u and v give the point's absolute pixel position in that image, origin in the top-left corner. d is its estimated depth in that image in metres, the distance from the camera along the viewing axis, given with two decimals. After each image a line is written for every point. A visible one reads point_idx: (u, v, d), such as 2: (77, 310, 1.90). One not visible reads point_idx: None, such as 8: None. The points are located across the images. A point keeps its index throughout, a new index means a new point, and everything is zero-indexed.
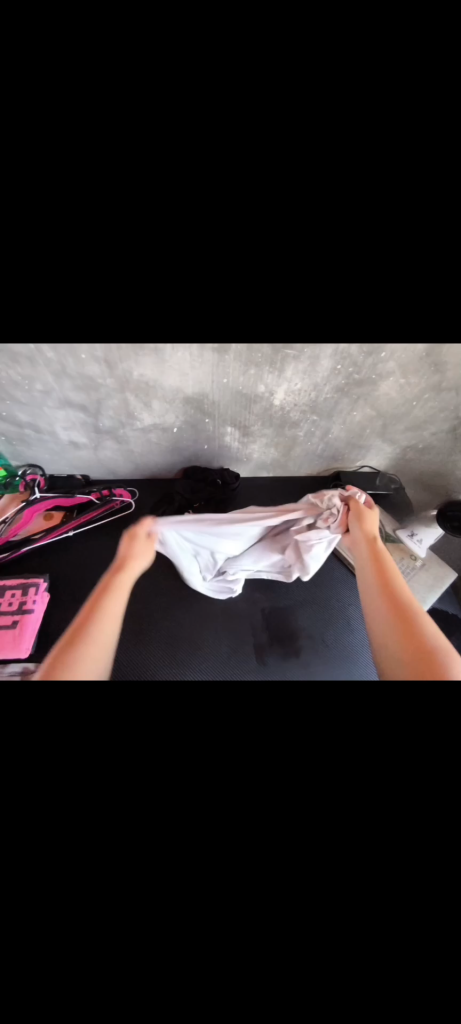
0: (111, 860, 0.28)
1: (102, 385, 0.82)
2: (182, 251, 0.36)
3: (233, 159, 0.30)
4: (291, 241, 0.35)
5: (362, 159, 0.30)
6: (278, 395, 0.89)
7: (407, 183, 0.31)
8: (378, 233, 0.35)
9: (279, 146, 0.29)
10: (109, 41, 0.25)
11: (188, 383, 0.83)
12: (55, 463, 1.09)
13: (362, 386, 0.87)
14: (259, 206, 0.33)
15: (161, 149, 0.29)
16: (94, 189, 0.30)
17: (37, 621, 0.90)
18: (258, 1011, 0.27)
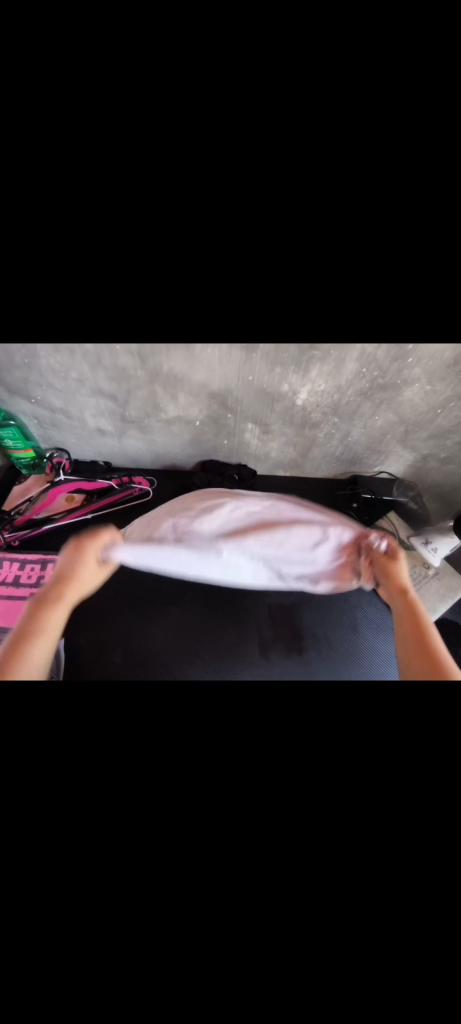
0: (142, 840, 0.38)
1: (133, 377, 0.85)
2: (221, 240, 0.38)
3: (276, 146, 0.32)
4: (326, 232, 0.37)
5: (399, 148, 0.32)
6: (301, 395, 0.91)
7: (429, 186, 0.34)
8: (410, 226, 0.36)
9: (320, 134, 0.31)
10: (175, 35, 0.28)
11: (214, 379, 0.86)
12: (81, 448, 1.15)
13: (386, 390, 0.87)
14: (299, 211, 0.36)
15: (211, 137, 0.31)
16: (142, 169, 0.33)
17: None
18: (242, 905, 0.36)
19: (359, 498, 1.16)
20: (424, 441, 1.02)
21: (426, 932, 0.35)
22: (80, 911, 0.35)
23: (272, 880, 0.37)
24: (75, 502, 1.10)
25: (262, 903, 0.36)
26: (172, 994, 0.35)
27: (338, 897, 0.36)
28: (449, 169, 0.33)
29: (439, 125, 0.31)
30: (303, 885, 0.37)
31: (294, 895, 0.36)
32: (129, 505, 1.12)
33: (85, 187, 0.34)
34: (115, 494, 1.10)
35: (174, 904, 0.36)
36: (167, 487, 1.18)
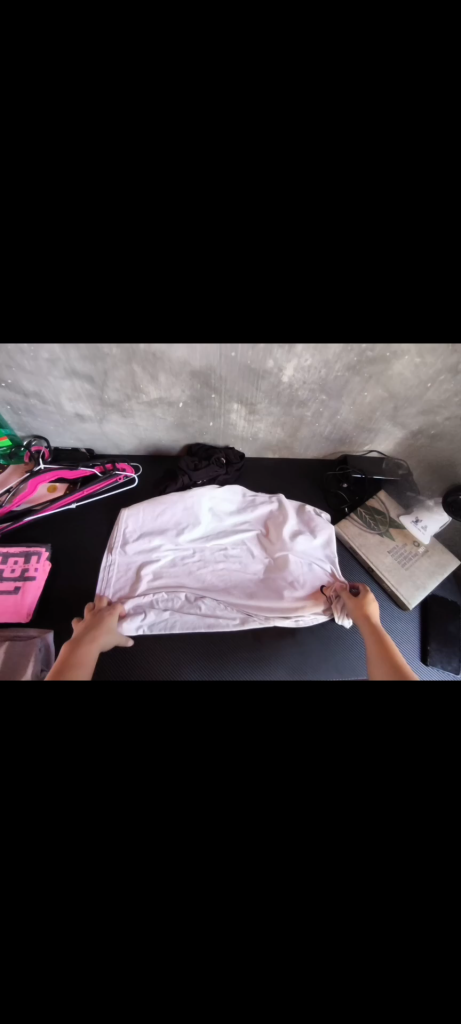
0: (134, 843, 0.39)
1: (108, 356, 0.80)
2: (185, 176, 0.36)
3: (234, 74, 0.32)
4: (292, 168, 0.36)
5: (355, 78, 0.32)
6: (287, 372, 0.87)
7: (387, 128, 0.34)
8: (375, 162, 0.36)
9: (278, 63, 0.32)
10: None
11: (195, 356, 0.81)
12: (60, 435, 1.10)
13: (375, 364, 0.84)
14: (264, 184, 0.37)
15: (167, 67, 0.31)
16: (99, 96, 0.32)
17: (38, 590, 0.90)
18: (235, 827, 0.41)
19: (349, 478, 1.15)
20: (414, 417, 1.00)
21: (403, 870, 0.38)
22: (85, 853, 0.38)
23: (258, 836, 0.41)
24: (58, 490, 1.06)
25: (251, 855, 0.40)
26: (171, 951, 0.36)
27: (316, 841, 0.40)
28: (407, 114, 0.34)
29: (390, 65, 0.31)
30: (288, 830, 0.40)
31: (281, 845, 0.40)
32: (114, 492, 1.09)
33: (76, 170, 0.36)
34: (99, 482, 1.06)
35: (171, 859, 0.39)
36: (153, 474, 1.14)
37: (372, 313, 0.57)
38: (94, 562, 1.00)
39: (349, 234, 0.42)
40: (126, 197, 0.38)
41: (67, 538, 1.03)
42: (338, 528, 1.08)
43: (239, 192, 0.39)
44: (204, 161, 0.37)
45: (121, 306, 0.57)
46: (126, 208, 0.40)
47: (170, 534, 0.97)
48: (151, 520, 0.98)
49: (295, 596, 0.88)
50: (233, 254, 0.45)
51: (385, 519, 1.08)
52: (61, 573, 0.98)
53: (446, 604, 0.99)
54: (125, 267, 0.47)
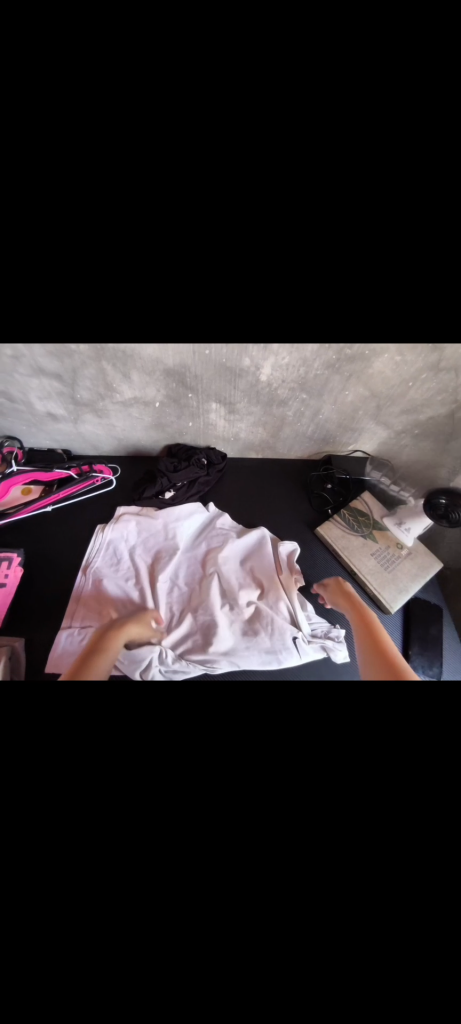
0: (66, 915, 0.31)
1: (76, 352, 0.76)
2: (125, 167, 0.35)
3: (166, 74, 0.31)
4: (237, 167, 0.35)
5: (287, 86, 0.32)
6: (265, 369, 0.84)
7: (327, 146, 0.34)
8: (318, 166, 0.35)
9: (209, 63, 0.31)
10: (93, 31, 0.29)
11: (167, 353, 0.77)
12: (33, 435, 1.05)
13: (353, 362, 0.82)
14: (208, 178, 0.35)
15: (94, 58, 0.30)
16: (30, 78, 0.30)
17: (9, 595, 0.87)
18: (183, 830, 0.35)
19: (334, 479, 1.15)
20: (397, 416, 0.98)
21: (381, 865, 0.33)
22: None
23: (219, 773, 0.38)
24: (33, 492, 1.03)
25: (207, 868, 0.34)
26: (110, 990, 0.30)
27: (277, 764, 0.38)
28: (352, 112, 0.32)
29: (327, 76, 0.31)
30: (259, 766, 0.38)
31: (235, 816, 0.36)
32: (92, 494, 1.06)
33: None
34: (75, 484, 1.03)
35: (112, 879, 0.32)
36: (132, 475, 1.11)
37: (344, 313, 0.53)
38: (69, 567, 0.96)
39: (304, 246, 0.40)
40: (77, 215, 0.38)
41: (41, 541, 0.99)
42: (321, 530, 1.07)
43: (190, 187, 0.36)
44: (140, 147, 0.34)
45: (74, 310, 0.53)
46: (55, 201, 0.36)
47: (144, 558, 0.95)
48: (135, 536, 0.98)
49: (264, 649, 0.83)
50: (186, 245, 0.41)
51: (369, 521, 1.06)
52: (35, 579, 0.94)
53: (429, 608, 0.98)
54: (71, 261, 0.43)
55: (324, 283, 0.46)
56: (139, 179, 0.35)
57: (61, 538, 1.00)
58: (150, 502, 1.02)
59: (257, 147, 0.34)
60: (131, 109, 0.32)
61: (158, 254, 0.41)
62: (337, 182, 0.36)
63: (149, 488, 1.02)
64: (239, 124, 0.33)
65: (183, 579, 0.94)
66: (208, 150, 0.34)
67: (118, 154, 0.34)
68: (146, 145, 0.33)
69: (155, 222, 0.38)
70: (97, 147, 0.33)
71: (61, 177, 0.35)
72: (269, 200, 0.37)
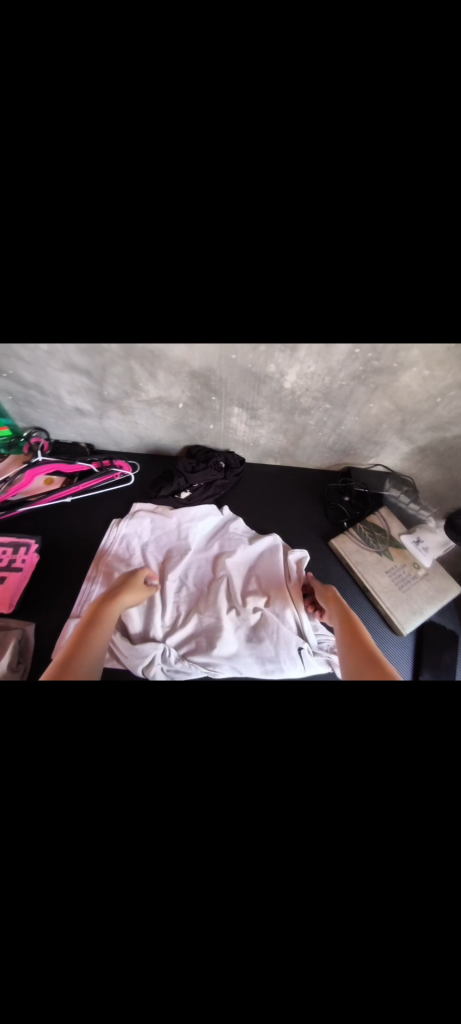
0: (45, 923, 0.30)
1: (107, 352, 0.78)
2: (168, 181, 0.36)
3: (212, 98, 0.32)
4: (276, 190, 0.36)
5: (333, 105, 0.32)
6: (289, 377, 0.84)
7: (366, 163, 0.34)
8: (358, 184, 0.35)
9: (255, 90, 0.32)
10: (143, 39, 0.29)
11: (194, 357, 0.79)
12: (60, 428, 1.09)
13: (381, 374, 0.80)
14: (247, 190, 0.36)
15: (145, 80, 0.31)
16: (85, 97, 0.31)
17: (24, 581, 0.89)
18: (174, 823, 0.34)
19: (351, 492, 1.13)
20: (422, 433, 0.96)
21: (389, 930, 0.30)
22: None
23: (214, 763, 0.37)
24: (55, 483, 1.06)
25: (192, 891, 0.32)
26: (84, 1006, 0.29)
27: (272, 759, 0.37)
28: (394, 127, 0.32)
29: (373, 95, 0.31)
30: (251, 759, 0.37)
31: (228, 812, 0.35)
32: (111, 488, 1.08)
33: (41, 187, 0.36)
34: (95, 478, 1.06)
35: (95, 883, 0.31)
36: (151, 473, 1.13)
37: (377, 315, 0.53)
38: (82, 558, 0.98)
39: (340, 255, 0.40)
40: (116, 231, 0.39)
41: (58, 531, 1.02)
42: (335, 543, 1.05)
43: (230, 203, 0.37)
44: (183, 155, 0.34)
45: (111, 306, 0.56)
46: (101, 211, 0.37)
47: (155, 557, 0.96)
48: (148, 535, 0.99)
49: (267, 659, 0.82)
50: (225, 255, 0.42)
51: (386, 538, 1.03)
52: (49, 568, 0.96)
53: (444, 634, 0.93)
54: (103, 262, 0.43)
55: (357, 288, 0.46)
56: (178, 185, 0.36)
57: (78, 530, 1.02)
58: (165, 501, 1.03)
59: (304, 150, 0.34)
60: (182, 123, 0.33)
61: (197, 265, 0.43)
62: (397, 190, 0.35)
63: (166, 487, 1.03)
64: (288, 127, 0.33)
65: (193, 580, 0.94)
66: (254, 158, 0.34)
67: (165, 157, 0.34)
68: (189, 165, 0.34)
69: (197, 230, 0.39)
70: (144, 157, 0.34)
71: (104, 193, 0.36)
72: (306, 209, 0.37)
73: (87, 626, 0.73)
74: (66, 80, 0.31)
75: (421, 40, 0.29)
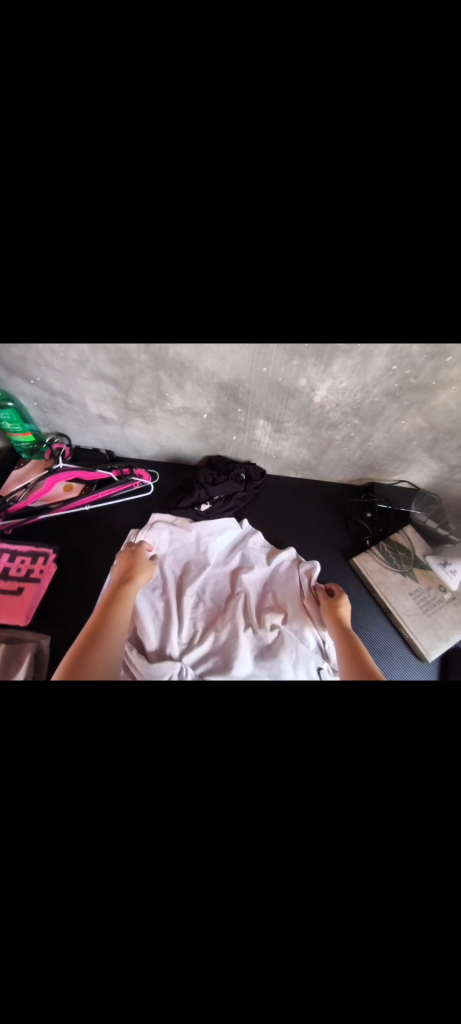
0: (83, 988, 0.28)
1: (137, 360, 0.77)
2: (230, 210, 0.35)
3: (283, 116, 0.31)
4: (338, 221, 0.36)
5: (404, 124, 0.30)
6: (320, 392, 0.81)
7: (421, 175, 0.33)
8: (420, 214, 0.35)
9: (328, 107, 0.31)
10: (213, 42, 0.29)
11: (224, 368, 0.77)
12: (82, 435, 1.09)
13: (417, 391, 0.77)
14: (311, 196, 0.34)
15: (215, 102, 0.31)
16: (150, 117, 0.31)
17: (42, 591, 0.88)
18: (212, 867, 0.31)
19: (374, 508, 1.09)
20: (453, 451, 0.92)
21: None
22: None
23: (255, 789, 0.34)
24: (74, 490, 1.05)
25: (241, 954, 0.29)
26: None
27: (320, 793, 0.34)
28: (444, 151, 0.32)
29: (435, 113, 0.30)
30: (294, 795, 0.33)
31: (279, 958, 0.29)
32: (129, 497, 1.07)
33: (121, 191, 0.34)
34: (114, 486, 1.04)
35: (133, 950, 0.28)
36: (170, 482, 1.11)
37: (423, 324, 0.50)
38: (99, 568, 0.96)
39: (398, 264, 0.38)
40: (165, 234, 0.36)
41: (76, 540, 1.00)
42: (356, 561, 1.02)
43: (291, 232, 0.36)
44: (246, 155, 0.32)
45: (148, 315, 0.54)
46: (150, 209, 0.35)
47: (172, 569, 0.94)
48: (167, 547, 0.97)
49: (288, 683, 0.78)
50: (277, 267, 0.40)
51: (410, 557, 1.00)
52: (66, 578, 0.94)
53: None
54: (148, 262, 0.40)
55: (410, 292, 0.44)
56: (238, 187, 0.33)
57: (95, 538, 1.01)
58: (185, 512, 1.01)
59: (371, 145, 0.32)
60: (243, 129, 0.31)
61: (247, 280, 0.43)
62: (454, 207, 0.34)
63: (186, 498, 1.01)
64: (357, 123, 0.31)
65: (211, 597, 0.91)
66: (317, 158, 0.33)
67: (225, 157, 0.32)
68: (252, 184, 0.34)
69: (250, 235, 0.37)
70: (200, 156, 0.32)
71: (155, 203, 0.34)
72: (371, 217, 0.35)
73: (105, 617, 0.73)
74: (128, 84, 0.30)
75: None
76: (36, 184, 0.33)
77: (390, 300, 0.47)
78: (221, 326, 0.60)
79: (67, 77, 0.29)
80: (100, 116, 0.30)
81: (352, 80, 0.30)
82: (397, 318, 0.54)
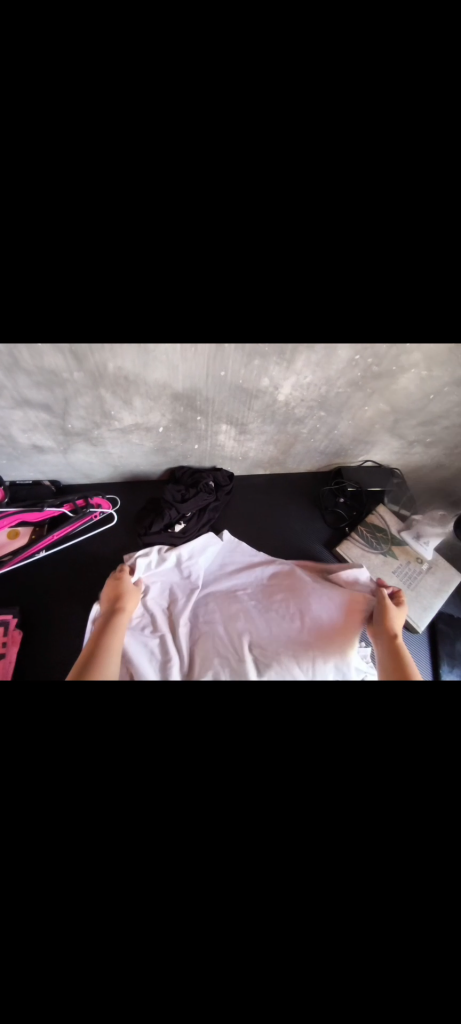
0: None
1: (69, 380, 0.64)
2: (168, 238, 0.35)
3: (213, 122, 0.30)
4: (281, 232, 0.35)
5: (337, 127, 0.31)
6: (284, 389, 0.75)
7: (366, 176, 0.33)
8: (359, 225, 0.35)
9: (256, 113, 0.30)
10: (126, 29, 0.28)
11: (177, 378, 0.67)
12: (16, 469, 0.91)
13: (380, 378, 0.75)
14: (253, 187, 0.32)
15: (140, 114, 0.30)
16: (79, 144, 0.30)
17: (11, 664, 0.76)
18: (288, 987, 0.26)
19: (346, 492, 1.10)
20: (412, 429, 0.94)
21: None
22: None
23: (324, 889, 0.28)
24: (21, 536, 0.90)
25: None
26: None
27: (420, 867, 0.28)
28: (388, 137, 0.31)
29: (364, 119, 0.31)
30: (360, 867, 0.29)
31: None
32: (90, 530, 0.95)
33: (51, 188, 0.31)
34: (70, 522, 0.91)
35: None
36: (134, 504, 1.00)
37: (380, 314, 0.48)
38: (73, 618, 0.85)
39: (354, 256, 0.37)
40: (106, 241, 0.34)
41: (39, 591, 0.87)
42: (340, 549, 1.03)
43: (240, 233, 0.35)
44: (174, 145, 0.31)
45: (78, 308, 0.44)
46: (87, 206, 0.32)
47: (156, 597, 0.85)
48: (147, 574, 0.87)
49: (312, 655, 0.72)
50: (228, 239, 0.35)
51: (388, 536, 1.03)
52: (37, 639, 0.82)
53: (451, 621, 0.97)
54: (87, 264, 0.36)
55: (379, 279, 0.41)
56: (175, 178, 0.32)
57: (61, 586, 0.89)
58: (159, 535, 0.92)
59: (304, 132, 0.31)
60: (171, 106, 0.30)
61: (199, 259, 0.37)
62: (403, 175, 0.33)
63: (157, 518, 0.91)
64: (282, 126, 0.31)
65: (206, 603, 0.85)
66: (252, 129, 0.31)
67: (152, 144, 0.30)
68: (191, 191, 0.32)
69: (195, 221, 0.34)
70: (130, 138, 0.30)
71: (93, 208, 0.32)
72: (317, 205, 0.34)
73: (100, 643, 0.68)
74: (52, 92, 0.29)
75: (415, 34, 0.29)
76: None
77: (356, 289, 0.43)
78: (169, 328, 0.50)
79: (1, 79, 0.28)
80: (31, 124, 0.29)
81: (272, 76, 0.30)
82: (369, 314, 0.49)
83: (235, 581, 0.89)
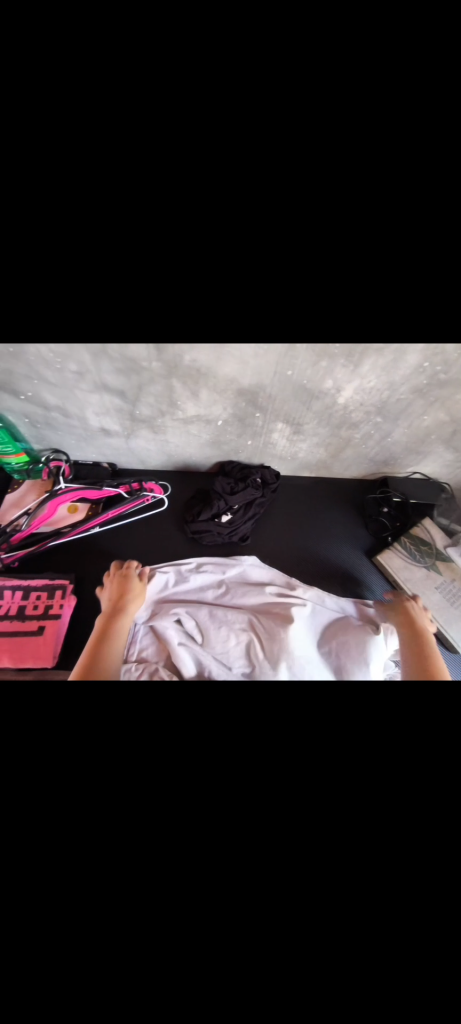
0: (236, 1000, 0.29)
1: (146, 369, 0.70)
2: (271, 238, 0.41)
3: (330, 138, 0.35)
4: (367, 232, 0.41)
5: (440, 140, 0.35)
6: (345, 392, 0.77)
7: None
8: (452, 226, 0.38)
9: (370, 124, 0.34)
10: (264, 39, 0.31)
11: (245, 374, 0.71)
12: (81, 449, 0.99)
13: (445, 386, 0.74)
14: (352, 193, 0.38)
15: (268, 125, 0.34)
16: (211, 157, 0.35)
17: (64, 625, 0.83)
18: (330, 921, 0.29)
19: (390, 503, 1.08)
20: None
21: None
22: (78, 985, 0.28)
23: (357, 864, 0.32)
24: (79, 511, 0.97)
25: (377, 963, 0.30)
26: None
27: None
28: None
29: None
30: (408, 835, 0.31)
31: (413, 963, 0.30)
32: (142, 512, 1.01)
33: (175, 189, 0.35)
34: (125, 502, 0.97)
35: (275, 943, 0.30)
36: (182, 493, 1.05)
37: None
38: None
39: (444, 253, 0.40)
40: (215, 237, 0.41)
41: (91, 563, 0.94)
42: (380, 558, 1.02)
43: (335, 236, 0.41)
44: (294, 148, 0.35)
45: (178, 298, 0.50)
46: (206, 208, 0.38)
47: (182, 590, 0.89)
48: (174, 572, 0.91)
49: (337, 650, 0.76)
50: (325, 234, 0.41)
51: (431, 550, 1.01)
52: (87, 606, 0.89)
53: None
54: None
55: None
56: (289, 181, 0.36)
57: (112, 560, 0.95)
58: (206, 520, 0.96)
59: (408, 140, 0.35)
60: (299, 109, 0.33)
61: (299, 247, 0.42)
62: None
63: (205, 510, 0.96)
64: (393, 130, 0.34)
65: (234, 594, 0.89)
66: (364, 138, 0.35)
67: (273, 151, 0.35)
68: (300, 203, 0.38)
69: (301, 214, 0.39)
70: (257, 137, 0.35)
71: (212, 213, 0.39)
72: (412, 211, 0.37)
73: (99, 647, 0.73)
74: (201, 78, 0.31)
75: None
76: (94, 168, 0.35)
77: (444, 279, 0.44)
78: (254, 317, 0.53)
79: (130, 82, 0.31)
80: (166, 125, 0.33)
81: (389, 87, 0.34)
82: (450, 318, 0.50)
83: (258, 580, 0.94)
